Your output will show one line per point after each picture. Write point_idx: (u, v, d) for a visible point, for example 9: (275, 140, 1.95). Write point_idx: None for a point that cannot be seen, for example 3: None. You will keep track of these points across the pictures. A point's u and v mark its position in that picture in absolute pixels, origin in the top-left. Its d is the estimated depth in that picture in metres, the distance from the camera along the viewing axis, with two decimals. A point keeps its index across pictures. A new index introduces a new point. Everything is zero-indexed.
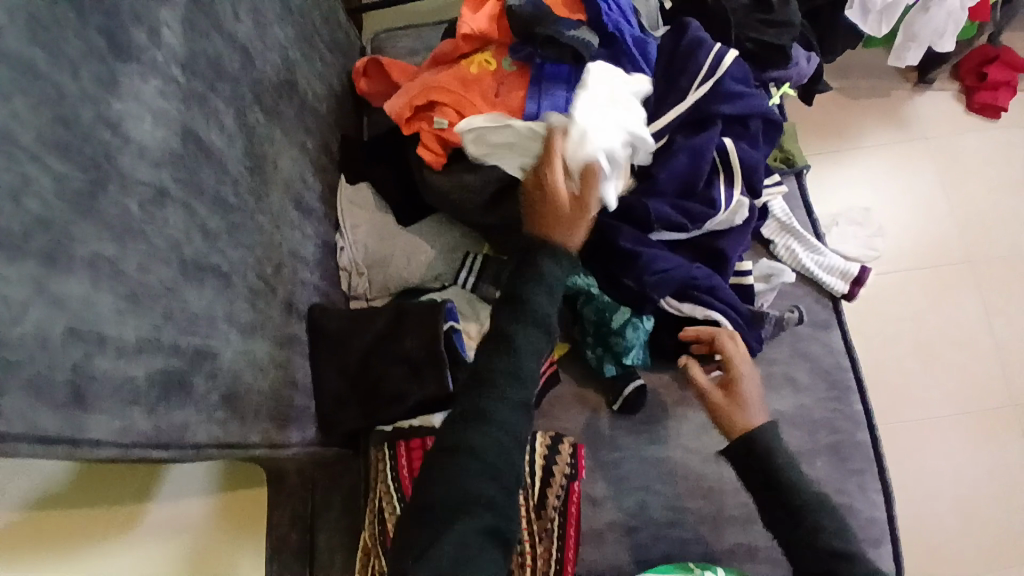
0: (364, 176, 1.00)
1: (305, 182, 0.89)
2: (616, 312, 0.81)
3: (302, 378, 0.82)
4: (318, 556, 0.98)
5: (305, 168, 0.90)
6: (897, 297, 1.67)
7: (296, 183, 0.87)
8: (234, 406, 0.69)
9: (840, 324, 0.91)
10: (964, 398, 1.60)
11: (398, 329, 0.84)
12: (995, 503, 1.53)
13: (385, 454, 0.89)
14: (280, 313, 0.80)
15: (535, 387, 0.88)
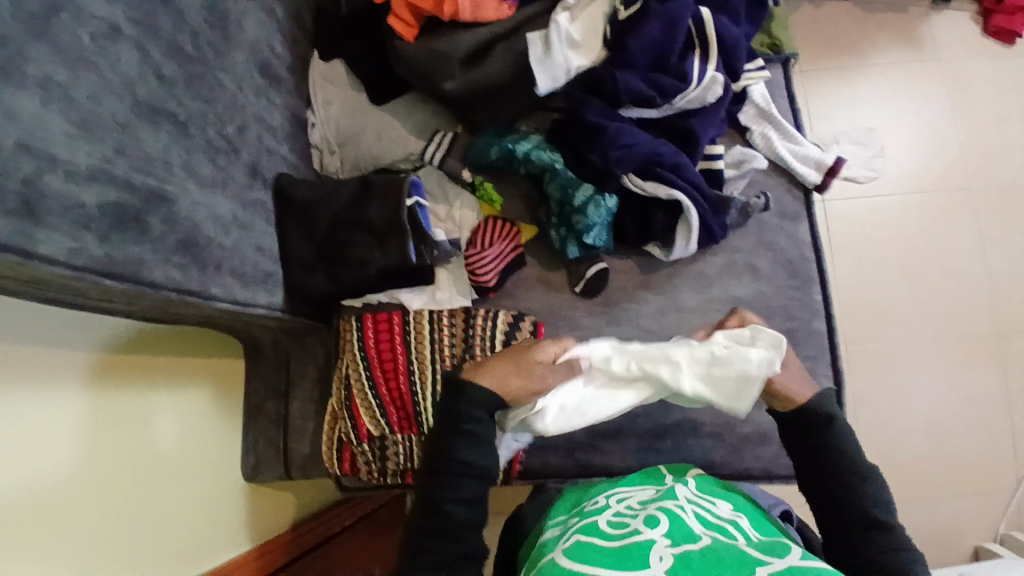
0: (338, 52, 0.96)
1: (274, 50, 0.87)
2: (578, 188, 0.81)
3: (267, 245, 0.85)
4: (292, 422, 1.05)
5: (275, 36, 0.88)
6: (890, 220, 1.59)
7: (264, 49, 0.85)
8: (194, 254, 0.72)
9: (809, 216, 0.91)
10: (952, 323, 1.54)
11: (364, 198, 0.85)
12: (968, 428, 1.51)
13: (353, 325, 0.92)
14: (243, 176, 0.81)
15: (500, 266, 0.90)
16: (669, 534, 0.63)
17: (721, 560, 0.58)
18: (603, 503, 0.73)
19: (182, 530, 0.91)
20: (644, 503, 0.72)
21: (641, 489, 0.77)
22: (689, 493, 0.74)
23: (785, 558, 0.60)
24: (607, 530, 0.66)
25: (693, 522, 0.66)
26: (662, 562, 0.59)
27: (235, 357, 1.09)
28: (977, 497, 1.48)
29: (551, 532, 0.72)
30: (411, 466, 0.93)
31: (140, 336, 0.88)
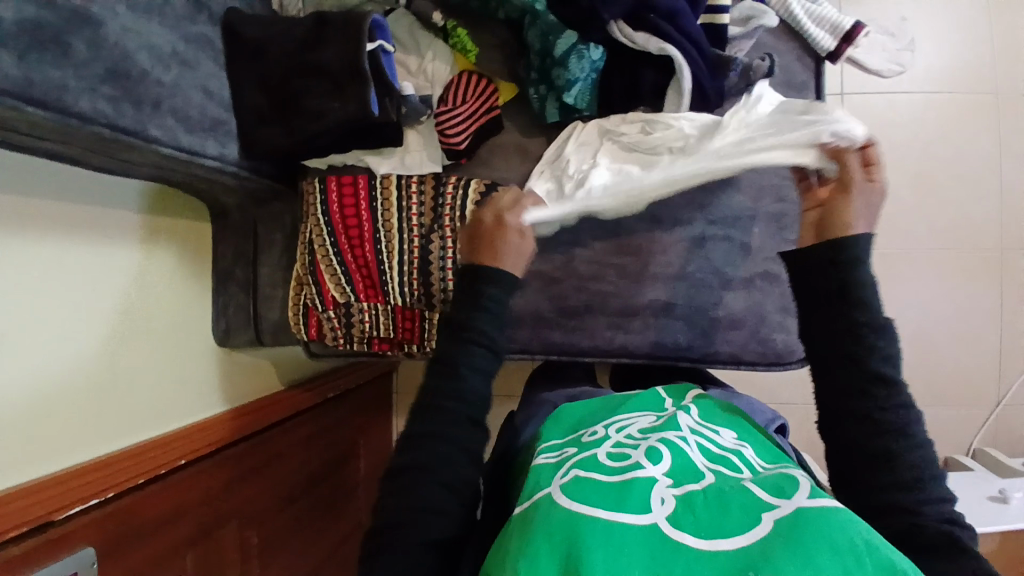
0: None
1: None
2: (560, 36, 0.73)
3: (215, 87, 0.77)
4: (262, 289, 1.02)
5: None
6: (907, 120, 1.48)
7: None
8: (127, 87, 0.64)
9: (817, 89, 0.84)
10: (954, 232, 1.48)
11: (320, 39, 0.76)
12: (956, 343, 1.49)
13: (316, 188, 0.86)
14: (184, 7, 0.72)
15: (474, 128, 0.83)
16: (672, 473, 0.59)
17: (728, 497, 0.55)
18: (601, 433, 0.69)
19: (149, 392, 0.92)
20: (644, 432, 0.68)
21: (642, 417, 0.73)
22: (692, 423, 0.70)
23: (796, 500, 0.53)
24: (606, 462, 0.61)
25: (696, 457, 0.63)
26: (665, 506, 0.54)
27: (200, 222, 1.03)
28: (952, 408, 1.51)
29: (546, 458, 0.66)
30: (377, 335, 0.92)
31: (90, 183, 0.81)
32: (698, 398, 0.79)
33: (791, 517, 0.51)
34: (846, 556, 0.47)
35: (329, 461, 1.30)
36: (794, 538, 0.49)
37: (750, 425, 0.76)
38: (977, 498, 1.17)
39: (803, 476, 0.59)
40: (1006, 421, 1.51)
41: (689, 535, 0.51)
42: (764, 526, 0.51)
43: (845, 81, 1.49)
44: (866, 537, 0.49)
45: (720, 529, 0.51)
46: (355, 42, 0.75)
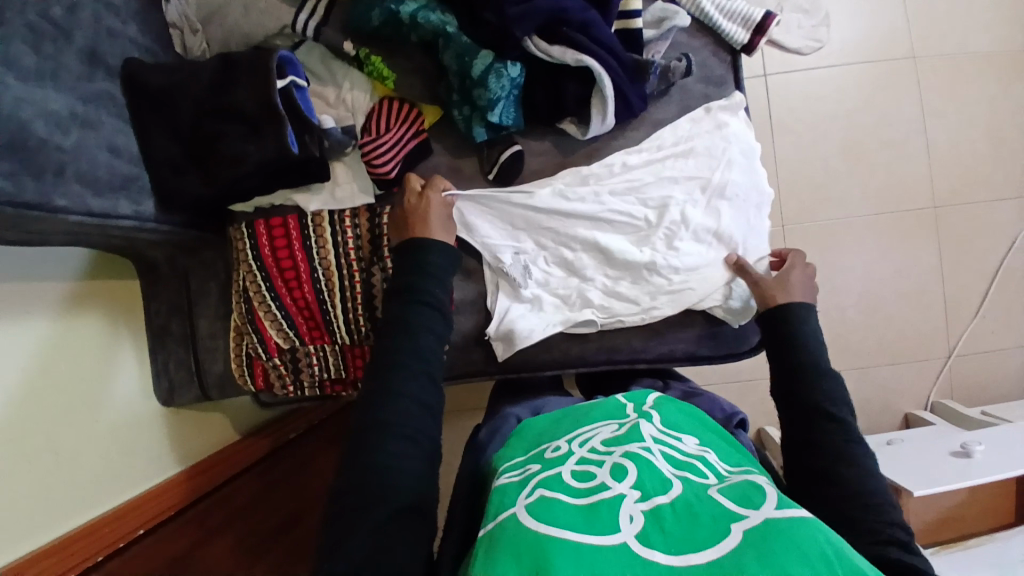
0: None
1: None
2: (477, 57, 0.71)
3: (122, 143, 0.73)
4: (201, 342, 0.98)
5: None
6: (832, 95, 1.53)
7: None
8: (26, 159, 0.60)
9: (737, 80, 0.86)
10: (888, 197, 1.54)
11: (227, 82, 0.73)
12: (902, 304, 1.55)
13: (244, 234, 0.83)
14: (78, 64, 0.68)
15: (403, 156, 0.80)
16: (639, 485, 0.58)
17: (696, 509, 0.54)
18: (565, 450, 0.67)
19: (99, 467, 0.87)
20: (608, 444, 0.66)
21: (604, 426, 0.71)
22: (655, 431, 0.69)
23: (764, 510, 0.53)
24: (572, 483, 0.60)
25: (662, 465, 0.61)
26: (634, 524, 0.53)
27: (128, 280, 0.97)
28: (906, 365, 1.57)
29: (509, 478, 0.64)
30: (328, 377, 0.88)
31: (13, 259, 0.75)
32: (658, 402, 0.78)
33: (761, 527, 0.50)
34: (814, 565, 0.47)
35: (304, 502, 1.25)
36: (762, 548, 0.48)
37: (730, 443, 0.74)
38: (940, 456, 1.21)
39: (767, 481, 0.58)
40: (958, 372, 1.58)
41: (658, 552, 0.50)
42: (734, 537, 0.50)
43: (768, 62, 1.52)
44: (834, 547, 0.48)
45: (691, 542, 0.50)
46: (266, 81, 0.71)
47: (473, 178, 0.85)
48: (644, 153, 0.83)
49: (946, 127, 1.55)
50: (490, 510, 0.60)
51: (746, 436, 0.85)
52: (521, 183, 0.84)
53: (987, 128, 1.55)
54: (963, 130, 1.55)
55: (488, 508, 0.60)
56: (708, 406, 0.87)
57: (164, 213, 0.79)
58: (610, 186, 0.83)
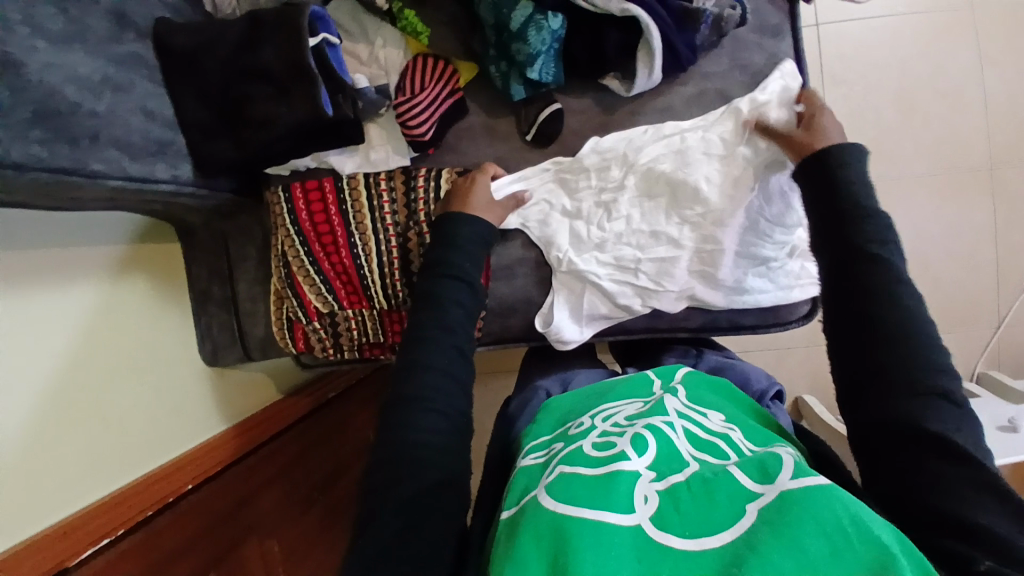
0: None
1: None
2: (515, 7, 0.68)
3: (155, 108, 0.72)
4: (242, 304, 0.99)
5: None
6: (887, 44, 1.42)
7: None
8: (59, 126, 0.60)
9: (792, 29, 0.80)
10: (945, 155, 1.44)
11: (257, 41, 0.71)
12: (951, 269, 1.48)
13: (281, 198, 0.82)
14: (107, 27, 0.67)
15: (438, 116, 0.78)
16: (655, 464, 0.55)
17: (713, 486, 0.51)
18: (588, 424, 0.64)
19: (147, 425, 0.90)
20: (631, 418, 0.63)
21: (628, 403, 0.68)
22: (680, 406, 0.66)
23: (780, 482, 0.50)
24: (592, 454, 0.57)
25: (681, 444, 0.59)
26: (649, 506, 0.51)
27: (171, 243, 0.98)
28: (951, 333, 1.50)
29: (534, 459, 0.62)
30: (367, 341, 0.89)
31: (53, 225, 0.76)
32: (687, 377, 0.74)
33: (777, 503, 0.48)
34: (834, 536, 0.45)
35: (344, 459, 1.29)
36: (776, 525, 0.46)
37: (758, 418, 0.70)
38: (987, 428, 1.16)
39: (790, 453, 0.55)
40: (1009, 341, 1.51)
41: (674, 538, 0.48)
42: (749, 518, 0.48)
43: (819, 9, 1.42)
44: (851, 511, 0.46)
45: (705, 524, 0.49)
46: (296, 38, 0.69)
47: (509, 138, 0.82)
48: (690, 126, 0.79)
49: (1010, 79, 1.43)
50: (512, 493, 0.59)
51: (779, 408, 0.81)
52: (558, 143, 0.81)
53: None
54: None
55: (511, 490, 0.59)
56: (741, 380, 0.82)
57: (200, 177, 0.79)
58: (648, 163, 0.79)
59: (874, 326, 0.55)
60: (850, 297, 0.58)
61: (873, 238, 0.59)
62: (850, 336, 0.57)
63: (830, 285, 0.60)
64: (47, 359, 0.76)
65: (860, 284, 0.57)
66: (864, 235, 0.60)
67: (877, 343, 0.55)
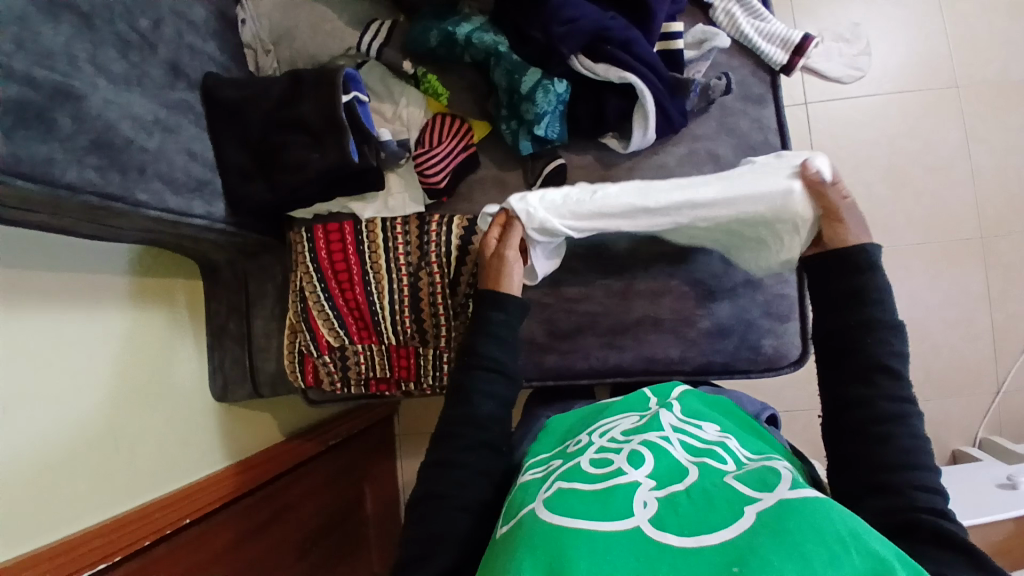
0: None
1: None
2: (525, 74, 0.76)
3: (198, 149, 0.80)
4: (256, 340, 1.04)
5: None
6: (873, 123, 1.53)
7: None
8: (112, 156, 0.67)
9: (776, 100, 0.86)
10: (932, 224, 1.52)
11: (295, 95, 0.80)
12: (947, 334, 1.51)
13: (304, 238, 0.88)
14: (162, 75, 0.76)
15: (453, 167, 0.85)
16: (656, 475, 0.58)
17: (711, 495, 0.54)
18: (586, 440, 0.68)
19: (153, 449, 0.92)
20: (627, 434, 0.67)
21: (624, 418, 0.73)
22: (674, 420, 0.70)
23: (778, 492, 0.53)
24: (589, 470, 0.61)
25: (678, 453, 0.62)
26: (648, 509, 0.53)
27: (194, 281, 1.04)
28: (952, 399, 1.52)
29: (533, 474, 0.65)
30: (374, 375, 0.92)
31: (83, 252, 0.83)
32: (682, 392, 0.79)
33: (775, 508, 0.51)
34: (831, 544, 0.46)
35: (339, 509, 1.28)
36: (774, 525, 0.49)
37: (761, 437, 0.72)
38: (986, 487, 1.15)
39: (785, 467, 0.58)
40: (1009, 407, 1.52)
41: (672, 535, 0.50)
42: (748, 518, 0.50)
43: (808, 89, 1.54)
44: (849, 525, 0.48)
45: (705, 524, 0.51)
46: (331, 94, 0.78)
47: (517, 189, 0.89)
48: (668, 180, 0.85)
49: (989, 157, 1.52)
50: (511, 507, 0.61)
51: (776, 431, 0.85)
52: None
53: None
54: (1010, 160, 1.52)
55: (510, 505, 0.62)
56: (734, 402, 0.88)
57: (231, 214, 0.86)
58: None
59: (875, 442, 0.64)
60: (850, 415, 0.67)
61: (851, 355, 0.69)
62: (842, 419, 0.68)
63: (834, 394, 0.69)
64: (61, 378, 0.79)
65: (872, 400, 0.66)
66: (885, 350, 0.68)
67: (875, 456, 0.64)
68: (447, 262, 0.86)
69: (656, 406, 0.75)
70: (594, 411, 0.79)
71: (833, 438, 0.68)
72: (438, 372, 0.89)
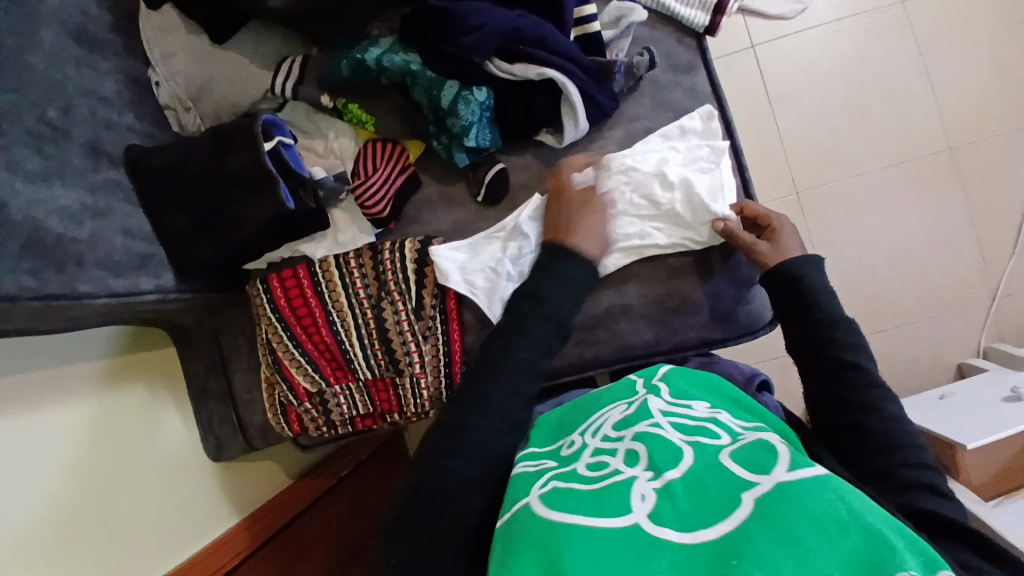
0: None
1: (85, 11, 0.77)
2: (443, 88, 0.74)
3: (135, 225, 0.79)
4: (239, 397, 1.00)
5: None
6: (822, 53, 1.50)
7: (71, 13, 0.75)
8: (46, 255, 0.66)
9: (706, 64, 0.85)
10: (900, 145, 1.49)
11: (217, 152, 0.78)
12: (933, 252, 1.50)
13: (261, 290, 0.87)
14: (82, 159, 0.74)
15: (392, 193, 0.84)
16: (652, 465, 0.57)
17: (707, 482, 0.53)
18: (580, 442, 0.68)
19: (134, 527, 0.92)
20: (620, 429, 0.66)
21: (615, 409, 0.72)
22: (665, 404, 0.69)
23: (775, 474, 0.51)
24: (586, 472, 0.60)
25: (672, 436, 0.61)
26: (645, 502, 0.53)
27: (165, 349, 1.04)
28: (948, 316, 1.51)
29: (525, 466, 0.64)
30: (357, 413, 0.91)
31: (31, 350, 0.83)
32: (670, 372, 0.78)
33: (770, 493, 0.49)
34: (830, 527, 0.45)
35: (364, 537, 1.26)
36: (771, 512, 0.48)
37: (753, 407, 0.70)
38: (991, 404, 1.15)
39: (782, 444, 0.56)
40: (1005, 315, 1.51)
41: (670, 530, 0.50)
42: (745, 506, 0.49)
43: (754, 32, 1.50)
44: (850, 505, 0.47)
45: (704, 517, 0.50)
46: (252, 144, 0.76)
47: (462, 202, 0.87)
48: (607, 171, 0.81)
49: (946, 67, 1.50)
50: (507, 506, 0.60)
51: (770, 397, 0.82)
52: (508, 199, 0.86)
53: (994, 60, 1.49)
54: (969, 67, 1.49)
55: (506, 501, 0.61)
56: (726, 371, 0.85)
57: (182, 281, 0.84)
58: (557, 204, 0.83)
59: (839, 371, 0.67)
60: (808, 348, 0.71)
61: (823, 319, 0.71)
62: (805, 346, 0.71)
63: (817, 395, 0.68)
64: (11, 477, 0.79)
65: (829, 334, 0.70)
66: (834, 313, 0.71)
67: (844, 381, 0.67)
68: (406, 288, 0.85)
69: (645, 389, 0.74)
70: (590, 404, 0.77)
71: (804, 369, 0.71)
72: (419, 400, 0.88)
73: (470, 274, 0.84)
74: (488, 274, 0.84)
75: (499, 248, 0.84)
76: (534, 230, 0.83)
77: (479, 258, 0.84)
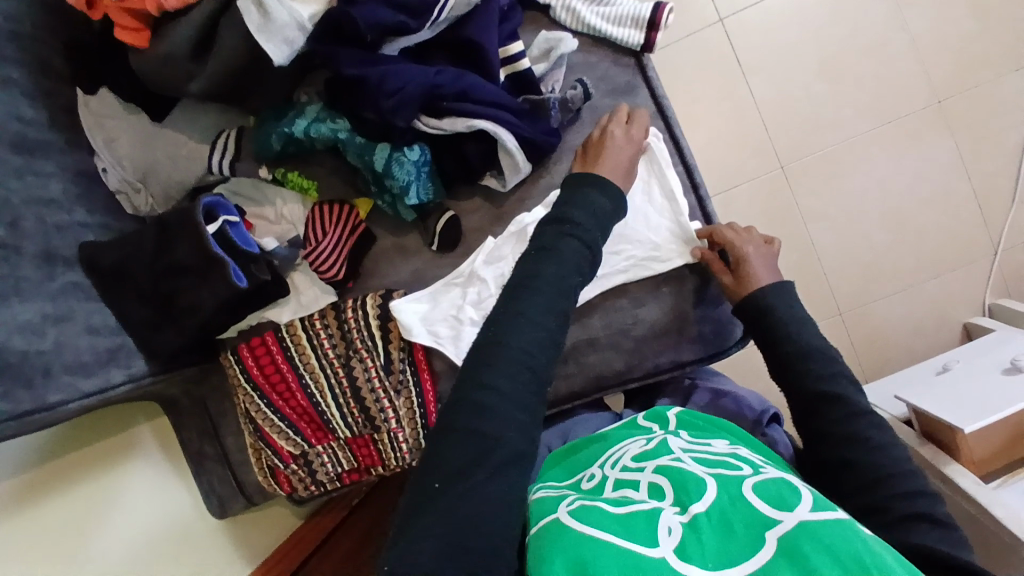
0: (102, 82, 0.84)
1: (21, 116, 0.75)
2: (375, 151, 0.75)
3: (99, 321, 0.79)
4: (235, 457, 1.02)
5: (17, 98, 0.75)
6: (792, 16, 1.43)
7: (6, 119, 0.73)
8: (11, 375, 0.68)
9: (647, 81, 0.84)
10: (883, 103, 1.43)
11: (165, 241, 0.78)
12: (927, 211, 1.45)
13: (233, 361, 0.87)
14: (37, 269, 0.74)
15: (347, 252, 0.84)
16: (677, 496, 0.57)
17: (733, 517, 0.53)
18: (600, 475, 0.67)
19: None
20: (639, 460, 0.66)
21: (632, 443, 0.72)
22: (683, 443, 0.69)
23: (798, 512, 0.51)
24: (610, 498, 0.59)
25: (694, 468, 0.61)
26: (672, 537, 0.52)
27: (156, 420, 1.04)
28: (951, 275, 1.46)
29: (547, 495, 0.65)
30: (343, 469, 0.92)
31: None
32: (682, 415, 0.78)
33: (795, 530, 0.50)
34: (850, 566, 0.46)
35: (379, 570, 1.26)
36: (797, 552, 0.48)
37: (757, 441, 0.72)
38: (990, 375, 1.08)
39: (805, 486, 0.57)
40: (1011, 267, 1.46)
41: (695, 565, 0.49)
42: (769, 545, 0.49)
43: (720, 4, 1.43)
44: (871, 549, 0.47)
45: (730, 555, 0.49)
46: (195, 229, 0.76)
47: (419, 252, 0.86)
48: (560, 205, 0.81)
49: (924, 13, 1.42)
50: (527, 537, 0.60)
51: (780, 429, 0.83)
52: (464, 244, 0.84)
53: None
54: (948, 10, 1.42)
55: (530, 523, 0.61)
56: (735, 407, 0.85)
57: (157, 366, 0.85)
58: (513, 245, 0.81)
59: (819, 408, 0.70)
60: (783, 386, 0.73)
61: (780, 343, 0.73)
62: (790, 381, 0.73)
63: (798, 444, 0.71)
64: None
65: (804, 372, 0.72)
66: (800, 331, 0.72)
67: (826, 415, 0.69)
68: (373, 344, 0.85)
69: (663, 430, 0.74)
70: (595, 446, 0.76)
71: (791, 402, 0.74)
72: (399, 453, 0.88)
73: (435, 324, 0.83)
74: (453, 322, 0.83)
75: (461, 295, 0.83)
76: (493, 273, 0.81)
77: (443, 306, 0.83)
